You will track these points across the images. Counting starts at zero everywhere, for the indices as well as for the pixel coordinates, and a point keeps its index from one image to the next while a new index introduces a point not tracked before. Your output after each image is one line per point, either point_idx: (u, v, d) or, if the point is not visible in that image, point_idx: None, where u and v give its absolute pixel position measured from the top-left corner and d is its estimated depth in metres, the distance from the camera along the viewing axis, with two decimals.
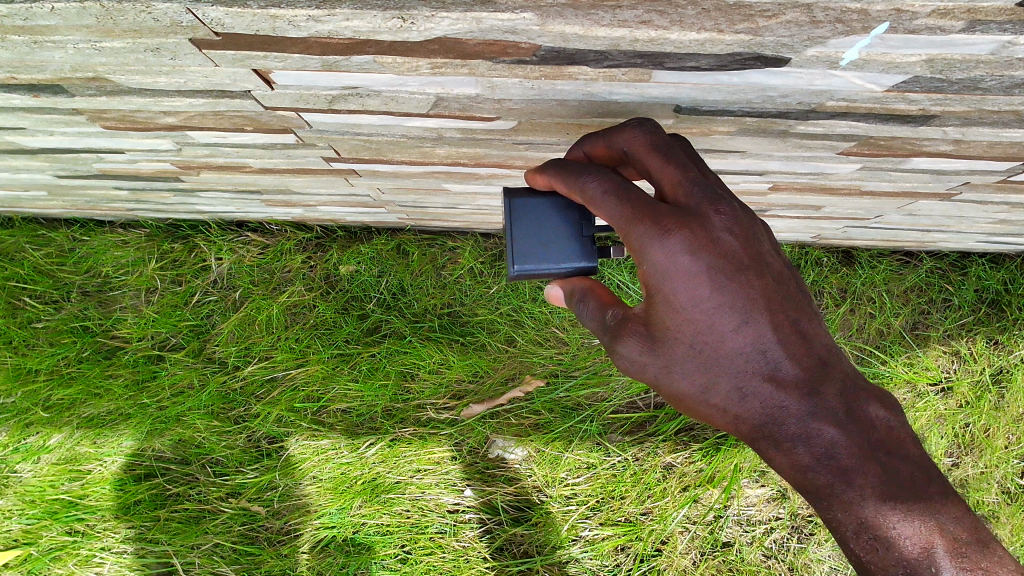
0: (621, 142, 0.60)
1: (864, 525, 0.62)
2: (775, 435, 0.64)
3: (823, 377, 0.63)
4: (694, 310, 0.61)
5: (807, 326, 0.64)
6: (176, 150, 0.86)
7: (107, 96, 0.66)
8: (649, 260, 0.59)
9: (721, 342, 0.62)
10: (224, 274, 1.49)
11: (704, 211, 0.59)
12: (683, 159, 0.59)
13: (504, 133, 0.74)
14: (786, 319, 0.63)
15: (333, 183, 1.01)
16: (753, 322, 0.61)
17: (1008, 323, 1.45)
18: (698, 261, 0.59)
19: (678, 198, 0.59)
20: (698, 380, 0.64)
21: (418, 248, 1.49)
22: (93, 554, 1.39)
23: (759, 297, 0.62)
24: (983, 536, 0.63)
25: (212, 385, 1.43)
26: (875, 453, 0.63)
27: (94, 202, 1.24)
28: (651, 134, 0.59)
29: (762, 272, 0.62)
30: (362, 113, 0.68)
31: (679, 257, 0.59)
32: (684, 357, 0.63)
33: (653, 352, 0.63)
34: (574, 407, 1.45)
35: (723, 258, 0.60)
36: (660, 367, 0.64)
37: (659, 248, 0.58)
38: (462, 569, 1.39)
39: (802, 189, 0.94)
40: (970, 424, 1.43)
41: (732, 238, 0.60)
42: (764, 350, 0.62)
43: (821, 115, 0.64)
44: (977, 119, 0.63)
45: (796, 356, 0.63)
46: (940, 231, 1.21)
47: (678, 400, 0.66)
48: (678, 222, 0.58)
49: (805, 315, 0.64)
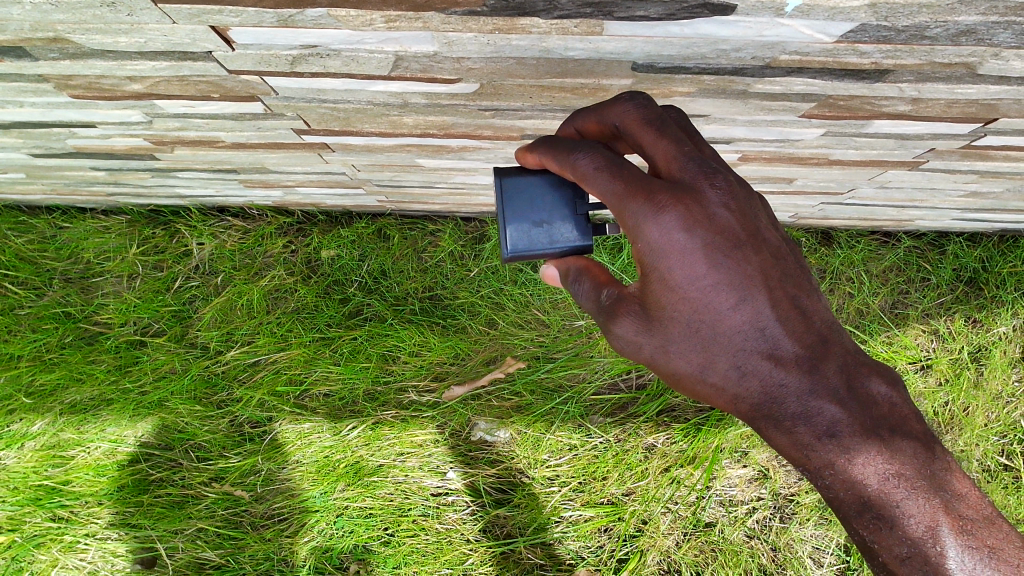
0: (612, 116, 0.63)
1: (867, 504, 0.65)
2: (775, 414, 0.66)
3: (823, 354, 0.65)
4: (691, 288, 0.63)
5: (807, 302, 0.65)
6: (147, 123, 0.87)
7: (70, 59, 0.67)
8: (643, 237, 0.61)
9: (719, 321, 0.64)
10: (205, 259, 1.50)
11: (699, 185, 0.61)
12: (677, 134, 0.62)
13: (468, 98, 0.75)
14: (784, 295, 0.65)
15: (307, 159, 1.02)
16: (751, 299, 0.63)
17: (986, 301, 1.46)
18: (693, 237, 0.61)
19: (673, 173, 0.61)
20: (695, 359, 0.66)
21: (399, 232, 1.50)
22: (78, 540, 1.39)
23: (756, 273, 0.64)
24: (988, 514, 0.66)
25: (194, 370, 1.44)
26: (879, 431, 0.65)
27: (73, 184, 1.24)
28: (643, 110, 0.62)
29: (759, 248, 0.64)
30: (325, 75, 0.69)
31: (675, 233, 0.61)
32: (680, 337, 0.65)
33: (648, 332, 0.66)
34: (555, 388, 1.46)
35: (720, 235, 0.62)
36: (656, 346, 0.66)
37: (654, 225, 0.60)
38: (445, 551, 1.41)
39: (771, 159, 0.94)
40: (949, 402, 1.44)
41: (728, 214, 0.62)
42: (762, 328, 0.64)
43: (777, 71, 0.65)
44: (930, 73, 0.64)
45: (795, 333, 0.65)
46: (914, 207, 1.22)
47: (676, 379, 0.68)
48: (673, 198, 0.60)
49: (804, 291, 0.66)
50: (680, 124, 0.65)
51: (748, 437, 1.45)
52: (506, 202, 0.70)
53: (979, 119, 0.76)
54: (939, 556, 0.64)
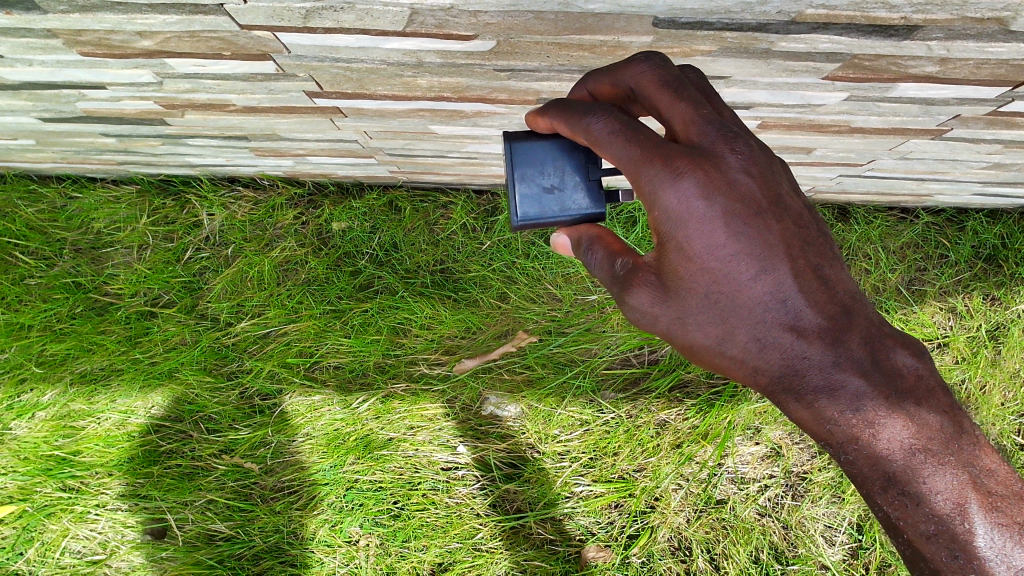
0: (627, 78, 0.61)
1: (891, 480, 0.64)
2: (797, 387, 0.65)
3: (846, 325, 0.64)
4: (709, 257, 0.61)
5: (830, 271, 0.64)
6: (157, 84, 0.85)
7: (80, 12, 0.66)
8: (661, 204, 0.60)
9: (738, 291, 0.62)
10: (216, 230, 1.48)
11: (719, 151, 0.59)
12: (695, 96, 0.60)
13: (484, 58, 0.73)
14: (807, 264, 0.63)
15: (319, 124, 1.00)
16: (771, 269, 0.62)
17: (1005, 279, 1.45)
18: (713, 205, 0.60)
19: (691, 137, 0.60)
20: (713, 332, 0.64)
21: (411, 205, 1.48)
22: (88, 510, 1.40)
23: (777, 242, 0.62)
24: (1017, 490, 0.64)
25: (204, 341, 1.43)
26: (905, 404, 0.63)
27: (84, 152, 1.23)
28: (660, 73, 0.60)
29: (780, 216, 0.62)
30: (338, 31, 0.67)
31: (693, 200, 0.59)
32: (698, 308, 0.64)
33: (665, 303, 0.64)
34: (567, 363, 1.45)
35: (739, 202, 0.60)
36: (672, 318, 0.64)
37: (672, 191, 0.59)
38: (455, 525, 1.41)
39: (791, 126, 0.92)
40: (966, 380, 1.42)
41: (748, 179, 0.60)
42: (784, 299, 0.63)
43: (802, 27, 0.63)
44: (961, 30, 0.62)
45: (817, 304, 0.63)
46: (934, 181, 1.20)
47: (692, 352, 0.67)
48: (691, 163, 0.59)
49: (826, 260, 0.64)
50: (697, 86, 0.63)
51: (760, 415, 1.43)
52: (518, 168, 0.69)
53: (1007, 81, 0.74)
54: (968, 533, 0.62)
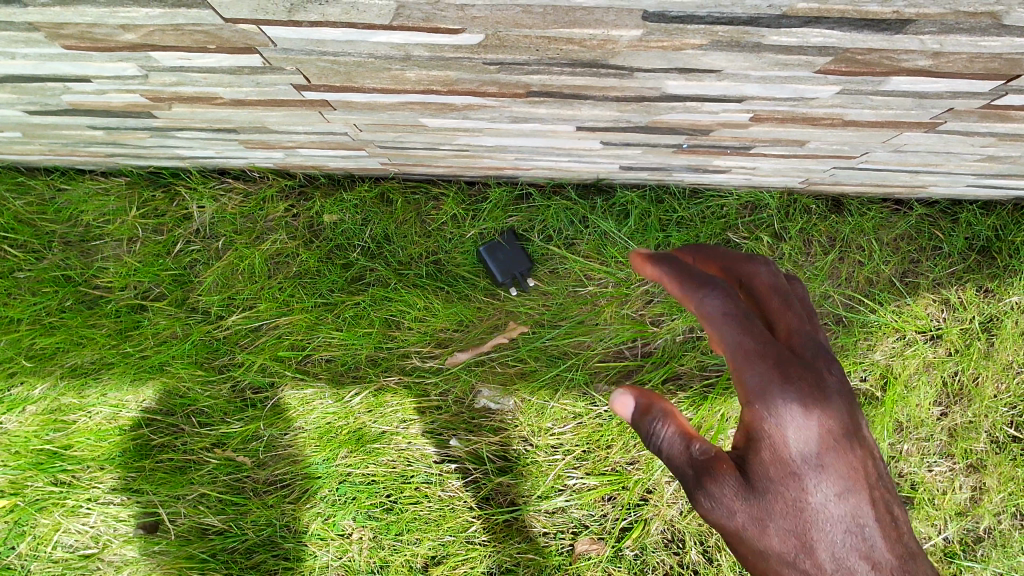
0: (747, 272, 0.81)
1: None
2: None
3: (919, 558, 0.71)
4: (799, 458, 0.70)
5: (907, 539, 0.71)
6: (143, 77, 0.84)
7: (61, 6, 0.65)
8: (763, 398, 0.70)
9: (820, 506, 0.70)
10: (206, 223, 1.46)
11: (811, 373, 0.71)
12: (793, 323, 0.75)
13: (473, 51, 0.72)
14: (883, 512, 0.71)
15: (308, 117, 0.99)
16: (850, 494, 0.70)
17: (999, 271, 1.44)
18: (806, 411, 0.70)
19: (794, 351, 0.73)
20: (791, 543, 0.70)
21: (402, 197, 1.44)
22: (80, 504, 1.41)
23: (857, 473, 0.71)
24: None
25: (195, 335, 1.42)
26: None
27: (71, 144, 1.22)
28: (774, 278, 0.79)
29: (857, 453, 0.72)
30: (324, 25, 0.67)
31: (790, 404, 0.69)
32: (780, 513, 0.70)
33: (746, 498, 0.70)
34: (560, 355, 1.43)
35: (829, 421, 0.71)
36: (752, 515, 0.70)
37: (778, 392, 0.69)
38: (448, 518, 1.42)
39: (784, 119, 0.92)
40: (958, 371, 1.43)
41: (835, 408, 0.72)
42: (862, 527, 0.70)
43: (793, 21, 0.62)
44: (955, 23, 0.61)
45: (891, 539, 0.70)
46: (928, 173, 1.19)
47: (766, 562, 0.71)
48: (794, 372, 0.70)
49: (903, 530, 0.72)
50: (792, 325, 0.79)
51: None
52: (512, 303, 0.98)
53: (1001, 75, 0.73)
54: None
